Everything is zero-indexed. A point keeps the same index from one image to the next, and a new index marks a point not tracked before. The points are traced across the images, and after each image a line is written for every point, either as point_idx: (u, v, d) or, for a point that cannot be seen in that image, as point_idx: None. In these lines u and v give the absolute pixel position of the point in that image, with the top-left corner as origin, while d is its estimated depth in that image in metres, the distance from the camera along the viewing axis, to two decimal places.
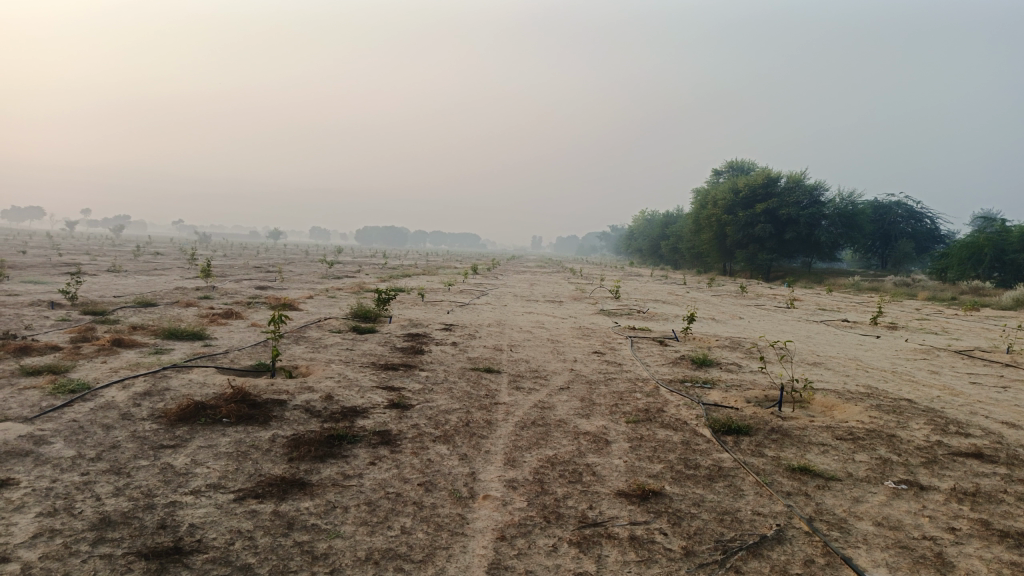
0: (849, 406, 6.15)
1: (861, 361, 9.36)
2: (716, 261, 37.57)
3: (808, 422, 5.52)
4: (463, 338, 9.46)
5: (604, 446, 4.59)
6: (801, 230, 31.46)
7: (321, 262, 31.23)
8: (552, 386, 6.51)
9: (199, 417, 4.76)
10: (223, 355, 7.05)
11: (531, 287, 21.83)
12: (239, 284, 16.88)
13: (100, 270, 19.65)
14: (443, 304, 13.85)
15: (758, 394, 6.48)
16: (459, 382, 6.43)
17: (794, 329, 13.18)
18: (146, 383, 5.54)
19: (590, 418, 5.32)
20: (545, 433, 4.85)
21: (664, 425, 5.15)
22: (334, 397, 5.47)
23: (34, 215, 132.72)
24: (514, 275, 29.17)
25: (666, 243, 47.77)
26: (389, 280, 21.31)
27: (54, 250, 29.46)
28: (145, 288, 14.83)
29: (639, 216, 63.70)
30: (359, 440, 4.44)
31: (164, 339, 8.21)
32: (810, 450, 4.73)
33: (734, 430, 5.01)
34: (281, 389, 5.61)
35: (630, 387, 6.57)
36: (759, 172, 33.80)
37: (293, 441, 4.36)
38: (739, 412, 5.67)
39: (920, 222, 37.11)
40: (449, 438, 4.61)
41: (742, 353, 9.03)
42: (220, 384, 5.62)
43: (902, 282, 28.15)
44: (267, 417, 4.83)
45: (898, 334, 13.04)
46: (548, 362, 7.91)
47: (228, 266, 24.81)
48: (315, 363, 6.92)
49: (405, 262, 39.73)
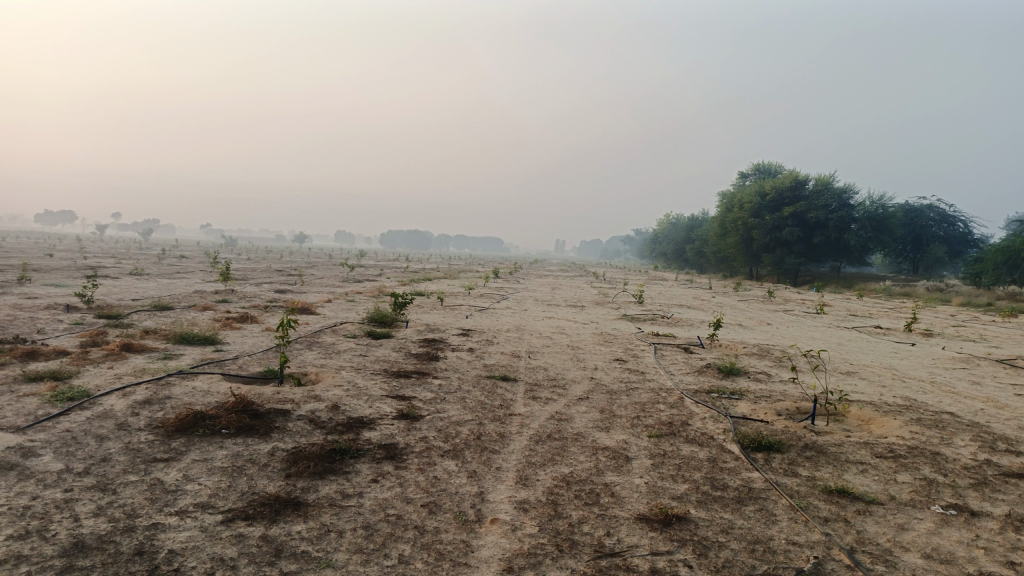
0: (888, 420, 5.77)
1: (897, 370, 8.93)
2: (742, 265, 36.94)
3: (844, 437, 5.16)
4: (481, 344, 9.19)
5: (624, 463, 4.29)
6: (830, 234, 30.82)
7: (342, 266, 31.29)
8: (570, 396, 6.21)
9: (197, 428, 4.54)
10: (232, 361, 6.86)
11: (554, 291, 21.57)
12: (259, 287, 16.79)
13: (122, 273, 19.70)
14: (462, 309, 13.59)
15: (789, 407, 6.11)
16: (473, 391, 6.15)
17: (825, 336, 12.72)
18: (147, 391, 5.33)
19: (609, 432, 5.01)
20: (562, 447, 4.56)
21: (688, 440, 4.83)
22: (341, 407, 5.22)
23: (67, 218, 135.40)
24: (536, 279, 28.83)
25: (691, 247, 47.13)
26: (410, 283, 21.07)
27: (79, 254, 29.71)
28: (165, 291, 14.78)
29: (663, 219, 63.14)
30: (363, 455, 4.19)
31: (175, 344, 8.05)
32: (847, 469, 4.38)
33: (764, 446, 4.67)
34: (286, 398, 5.38)
35: (653, 397, 6.24)
36: (786, 175, 33.15)
37: (293, 455, 4.11)
38: (769, 426, 5.33)
39: (953, 226, 36.18)
40: (458, 453, 4.33)
41: (771, 362, 8.65)
42: (223, 392, 5.40)
43: (934, 287, 27.38)
44: (269, 428, 4.60)
45: (934, 341, 12.52)
46: (567, 370, 7.62)
47: (249, 270, 24.87)
48: (325, 370, 6.69)
49: (427, 266, 39.56)
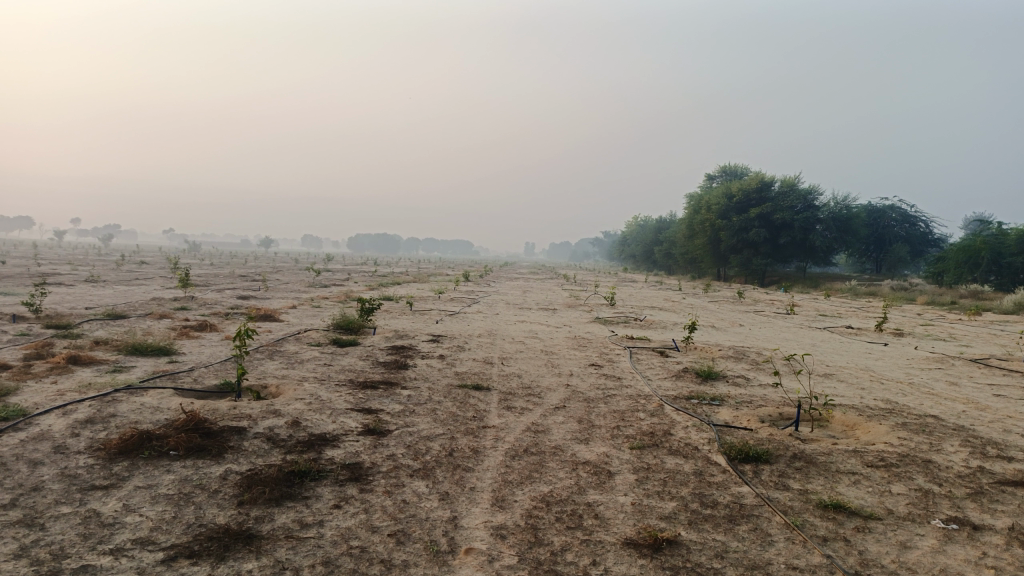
0: (873, 425, 5.59)
1: (874, 372, 8.80)
2: (710, 266, 37.12)
3: (831, 445, 4.96)
4: (452, 350, 8.87)
5: (607, 479, 4.02)
6: (796, 235, 31.05)
7: (308, 270, 30.68)
8: (546, 406, 5.93)
9: (142, 450, 4.15)
10: (186, 374, 6.45)
11: (524, 293, 21.35)
12: (220, 294, 16.24)
13: (77, 280, 19.00)
14: (432, 313, 13.23)
15: (772, 413, 5.90)
16: (444, 402, 5.83)
17: (798, 337, 12.63)
18: (91, 409, 4.92)
19: (589, 444, 4.74)
20: (539, 463, 4.27)
21: (672, 452, 4.58)
22: (302, 423, 4.87)
23: (24, 225, 131.74)
24: (507, 282, 28.56)
25: (660, 248, 47.29)
26: (378, 288, 20.66)
27: (33, 260, 28.65)
28: (121, 298, 14.21)
29: (631, 221, 63.31)
30: (325, 477, 3.86)
31: (127, 355, 7.59)
32: (840, 481, 4.17)
33: (751, 457, 4.44)
34: (243, 414, 5.01)
35: (632, 405, 5.99)
36: (752, 176, 33.38)
37: (247, 479, 3.76)
38: (754, 434, 5.10)
39: (914, 226, 36.76)
40: (429, 472, 4.02)
41: (748, 365, 8.47)
42: (174, 409, 5.00)
43: (899, 286, 27.70)
44: (222, 449, 4.24)
45: (905, 341, 12.50)
46: (541, 377, 7.34)
47: (211, 275, 24.22)
48: (287, 381, 6.33)
49: (398, 270, 38.96)
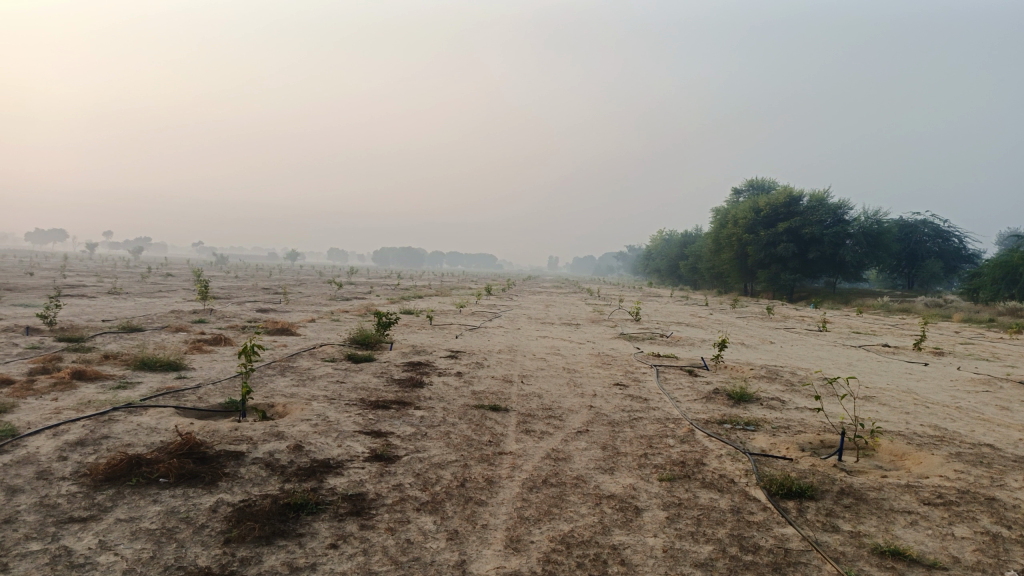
0: (925, 455, 5.13)
1: (917, 395, 8.28)
2: (737, 282, 36.42)
3: (881, 479, 4.51)
4: (470, 367, 8.52)
5: (634, 518, 3.63)
6: (825, 250, 30.32)
7: (329, 283, 30.65)
8: (568, 429, 5.55)
9: (130, 477, 3.84)
10: (192, 391, 6.17)
11: (547, 308, 20.96)
12: (240, 306, 16.07)
13: (99, 292, 18.99)
14: (452, 328, 12.90)
15: (812, 441, 5.46)
16: (459, 424, 5.48)
17: (833, 355, 12.05)
18: (83, 430, 4.64)
19: (613, 475, 4.35)
20: (559, 497, 3.89)
21: (705, 485, 4.18)
22: (305, 447, 4.54)
23: (57, 237, 134.49)
24: (529, 295, 28.21)
25: (683, 264, 46.69)
26: (400, 301, 20.49)
27: (61, 271, 29.00)
28: (140, 311, 14.11)
29: (656, 236, 62.69)
30: (323, 510, 3.51)
31: (134, 370, 7.34)
32: (895, 521, 3.74)
33: (794, 493, 4.02)
34: (243, 436, 4.70)
35: (660, 431, 5.59)
36: (780, 190, 32.77)
37: (239, 512, 3.44)
38: (795, 465, 4.68)
39: (947, 241, 35.73)
40: (437, 507, 3.66)
41: (783, 386, 8.00)
42: (171, 430, 4.70)
43: (933, 303, 26.79)
44: (217, 476, 3.93)
45: (948, 361, 11.85)
46: (562, 397, 6.96)
47: (234, 287, 24.18)
48: (295, 400, 6.01)
49: (422, 283, 38.78)
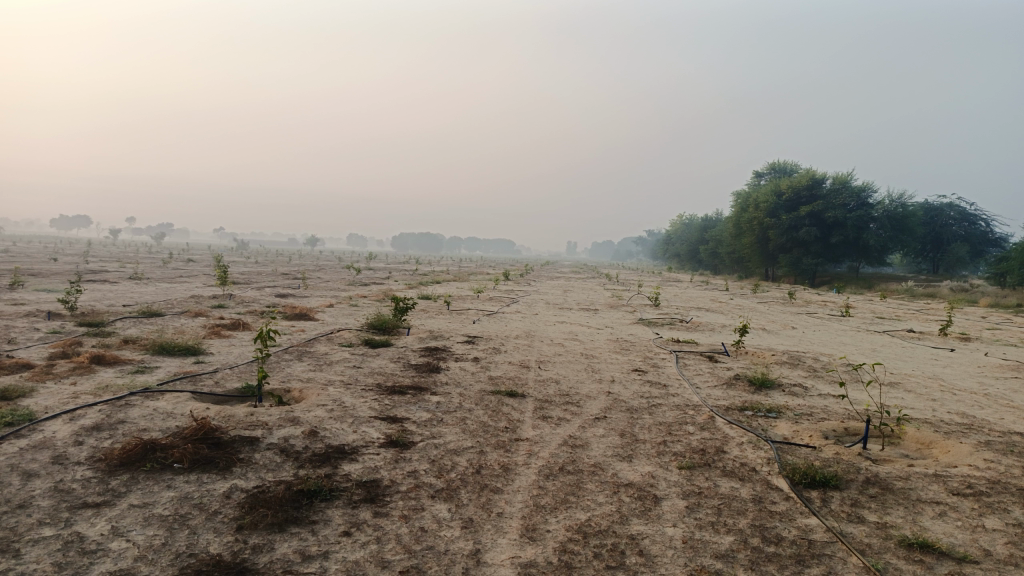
0: (953, 443, 4.99)
1: (944, 381, 8.10)
2: (758, 267, 36.02)
3: (908, 468, 4.39)
4: (487, 353, 8.46)
5: (652, 507, 3.55)
6: (849, 234, 29.87)
7: (349, 268, 30.71)
8: (585, 416, 5.47)
9: (144, 462, 3.83)
10: (209, 376, 6.16)
11: (566, 293, 20.83)
12: (259, 292, 16.13)
13: (121, 278, 19.15)
14: (470, 313, 12.85)
15: (836, 428, 5.33)
16: (475, 410, 5.42)
17: (856, 341, 11.84)
18: (100, 415, 4.63)
19: (631, 462, 4.27)
20: (576, 485, 3.82)
21: (726, 473, 4.09)
22: (320, 432, 4.50)
23: (82, 223, 136.27)
24: (548, 280, 28.11)
25: (703, 249, 46.27)
26: (418, 286, 20.47)
27: (84, 257, 29.35)
28: (160, 296, 14.19)
29: (676, 220, 62.16)
30: (337, 497, 3.47)
31: (153, 355, 7.36)
32: (923, 512, 3.62)
33: (818, 482, 3.91)
34: (259, 421, 4.67)
35: (680, 417, 5.50)
36: (803, 173, 32.27)
37: (253, 498, 3.41)
38: (819, 454, 4.56)
39: (974, 224, 35.04)
40: (452, 494, 3.60)
41: (806, 373, 7.86)
42: (186, 415, 4.68)
43: (959, 288, 26.31)
44: (232, 462, 3.91)
45: (975, 347, 11.60)
46: (580, 382, 6.88)
47: (253, 273, 24.29)
48: (311, 385, 5.98)
49: (440, 269, 38.73)
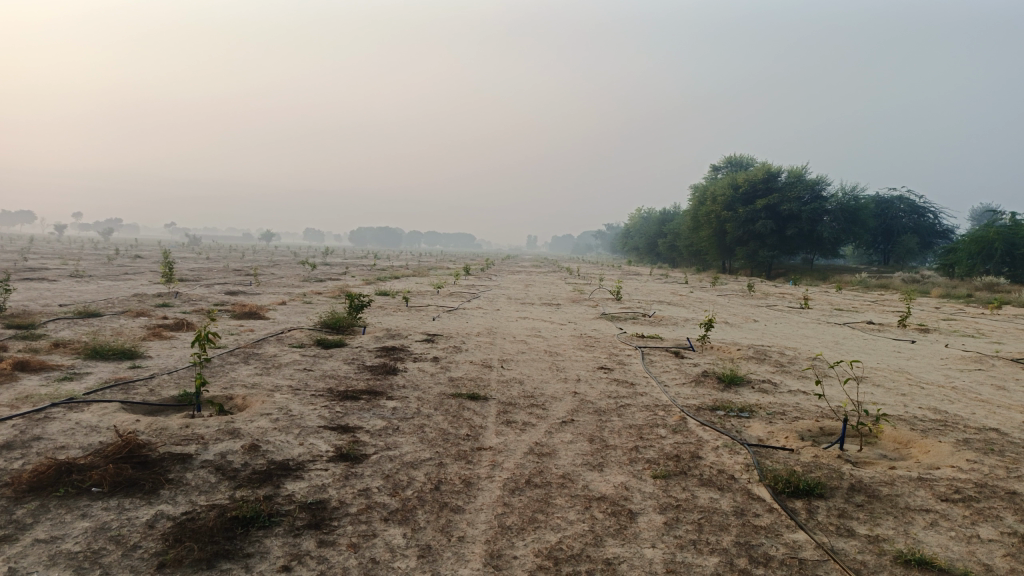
0: (931, 443, 4.81)
1: (910, 375, 7.99)
2: (716, 259, 36.24)
3: (890, 471, 4.18)
4: (447, 352, 8.08)
5: (628, 524, 3.25)
6: (803, 226, 30.19)
7: (304, 264, 29.87)
8: (551, 419, 5.15)
9: (57, 487, 3.37)
10: (143, 383, 5.66)
11: (527, 288, 20.54)
12: (207, 290, 15.44)
13: (61, 275, 18.20)
14: (429, 310, 12.43)
15: (812, 428, 5.12)
16: (434, 416, 5.05)
17: (819, 334, 11.77)
18: (11, 431, 4.14)
19: (603, 472, 3.97)
20: (544, 500, 3.50)
21: (704, 483, 3.81)
22: (261, 447, 4.09)
23: (26, 219, 131.35)
24: (508, 276, 27.72)
25: (662, 242, 46.54)
26: (375, 282, 19.94)
27: (22, 254, 28.06)
28: (101, 295, 13.45)
29: (635, 214, 62.50)
30: (276, 524, 3.08)
31: (84, 359, 6.80)
32: (914, 523, 3.39)
33: (802, 491, 3.66)
34: (194, 435, 4.24)
35: (651, 419, 5.22)
36: (759, 167, 32.51)
37: (181, 528, 3.00)
38: (799, 458, 4.32)
39: (922, 216, 35.77)
40: (408, 516, 3.24)
41: (773, 368, 7.66)
42: (112, 430, 4.23)
43: (910, 278, 26.79)
44: (161, 483, 3.49)
45: (934, 339, 11.62)
46: (544, 383, 6.57)
47: (204, 270, 23.40)
48: (256, 391, 5.55)
49: (399, 263, 38.10)
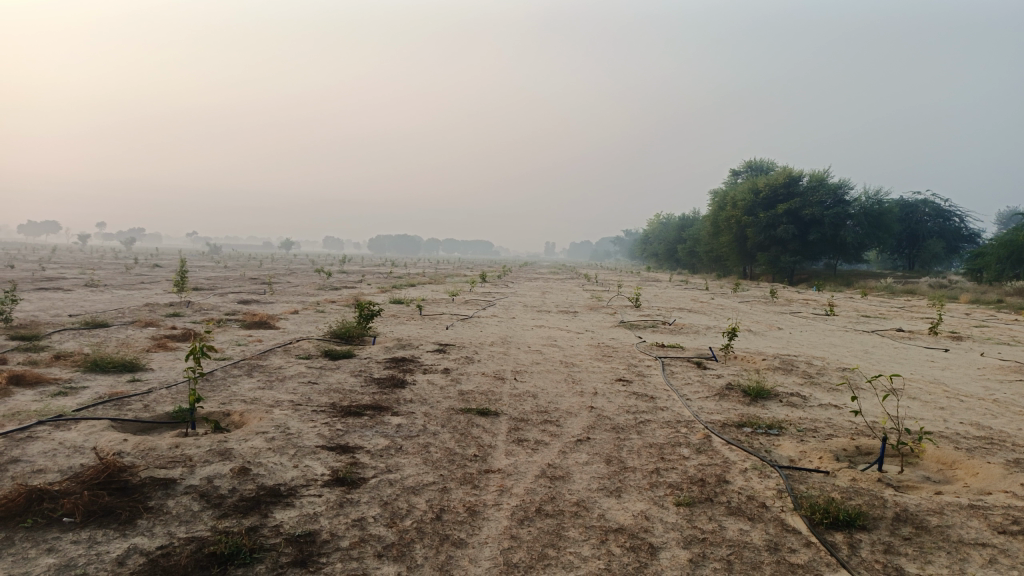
0: (979, 464, 4.43)
1: (947, 386, 7.56)
2: (736, 265, 35.67)
3: (938, 497, 3.81)
4: (458, 363, 7.76)
5: (649, 561, 2.91)
6: (826, 231, 29.58)
7: (321, 272, 29.69)
8: (565, 438, 4.82)
9: (25, 517, 3.09)
10: (139, 399, 5.41)
11: (543, 295, 20.17)
12: (221, 299, 15.27)
13: (76, 285, 18.13)
14: (443, 319, 12.12)
15: (847, 446, 4.76)
16: (440, 434, 4.75)
17: (848, 342, 11.30)
18: None
19: (621, 499, 3.63)
20: (555, 532, 3.18)
21: (733, 512, 3.47)
22: (252, 470, 3.81)
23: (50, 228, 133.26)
24: (526, 282, 27.44)
25: (681, 248, 45.93)
26: (390, 290, 19.69)
27: (41, 264, 28.11)
28: (113, 304, 13.32)
29: (655, 220, 61.93)
30: (257, 561, 2.78)
31: (83, 373, 6.58)
32: (972, 560, 3.02)
33: (841, 522, 3.31)
34: (182, 456, 3.96)
35: (673, 438, 4.87)
36: (780, 171, 31.93)
37: (151, 566, 2.71)
38: (836, 482, 3.95)
39: (948, 220, 34.97)
40: (404, 551, 2.93)
41: (802, 380, 7.28)
42: (95, 451, 3.96)
43: (937, 283, 26.11)
44: (140, 512, 3.21)
45: (969, 347, 11.11)
46: (559, 396, 6.24)
47: (219, 278, 23.31)
48: (255, 407, 5.28)
49: (417, 271, 37.86)
